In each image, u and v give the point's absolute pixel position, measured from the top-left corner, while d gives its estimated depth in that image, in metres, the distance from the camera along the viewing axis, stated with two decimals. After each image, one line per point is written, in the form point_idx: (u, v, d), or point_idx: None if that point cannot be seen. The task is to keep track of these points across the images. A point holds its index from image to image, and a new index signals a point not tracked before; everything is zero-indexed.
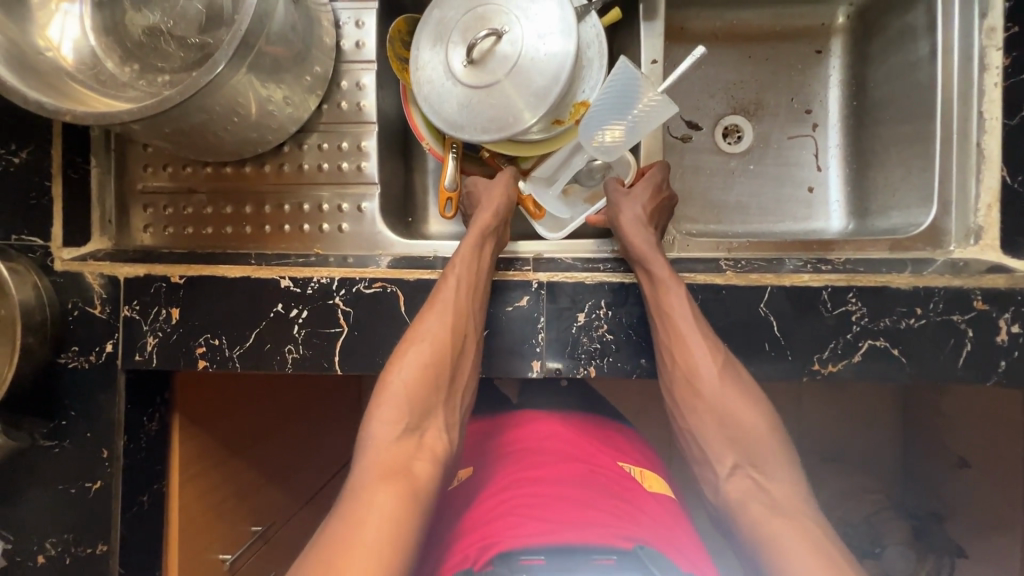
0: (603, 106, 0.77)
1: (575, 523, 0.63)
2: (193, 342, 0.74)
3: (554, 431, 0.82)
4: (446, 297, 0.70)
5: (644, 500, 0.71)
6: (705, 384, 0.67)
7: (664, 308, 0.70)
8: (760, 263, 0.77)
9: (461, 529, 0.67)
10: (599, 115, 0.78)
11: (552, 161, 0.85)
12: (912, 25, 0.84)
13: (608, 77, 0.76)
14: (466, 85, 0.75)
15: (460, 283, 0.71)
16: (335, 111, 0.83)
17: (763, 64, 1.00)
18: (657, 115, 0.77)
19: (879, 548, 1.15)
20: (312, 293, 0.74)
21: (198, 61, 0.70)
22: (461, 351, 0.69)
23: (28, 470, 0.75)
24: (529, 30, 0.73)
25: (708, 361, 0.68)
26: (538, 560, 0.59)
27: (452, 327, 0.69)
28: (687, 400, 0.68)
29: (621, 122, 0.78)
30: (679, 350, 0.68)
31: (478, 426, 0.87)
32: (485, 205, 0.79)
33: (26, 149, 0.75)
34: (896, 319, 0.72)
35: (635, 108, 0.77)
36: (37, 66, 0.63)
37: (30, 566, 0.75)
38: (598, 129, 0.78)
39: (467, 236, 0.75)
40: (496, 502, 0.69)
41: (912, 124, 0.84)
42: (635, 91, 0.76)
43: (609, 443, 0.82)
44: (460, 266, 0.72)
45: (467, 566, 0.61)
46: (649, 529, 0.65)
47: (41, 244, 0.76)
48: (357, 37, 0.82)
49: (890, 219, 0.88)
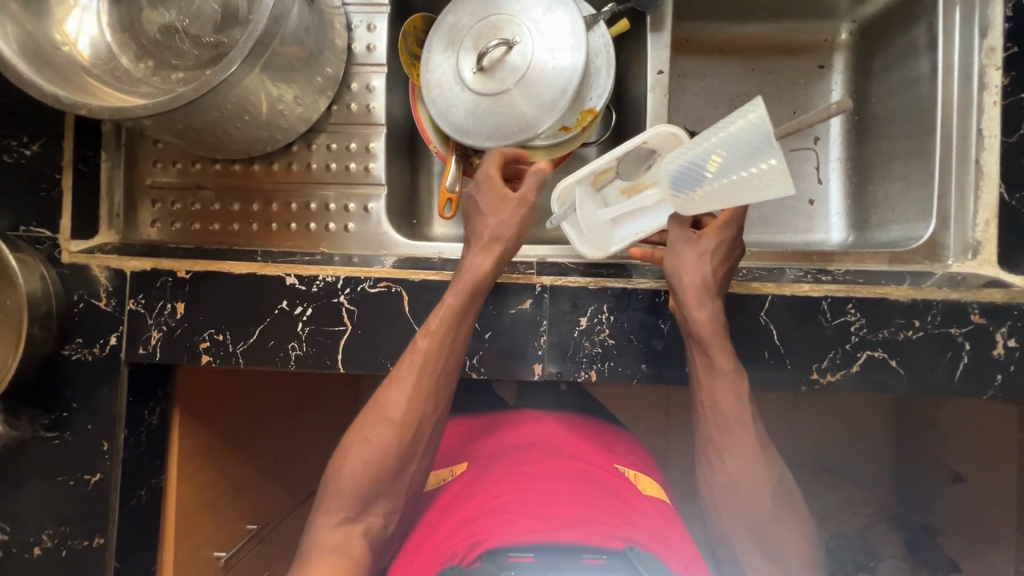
0: (700, 157, 0.65)
1: (565, 521, 0.64)
2: (198, 337, 0.75)
3: (549, 431, 0.83)
4: (406, 375, 0.70)
5: (639, 500, 0.72)
6: (750, 489, 0.66)
7: (716, 402, 0.69)
8: (761, 272, 0.78)
9: (449, 524, 0.69)
10: (694, 170, 0.66)
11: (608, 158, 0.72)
12: (913, 43, 0.86)
13: (731, 119, 0.62)
14: (475, 92, 0.76)
15: (416, 362, 0.70)
16: (344, 112, 0.84)
17: (767, 77, 1.01)
18: (768, 187, 0.60)
19: (874, 561, 1.14)
20: (317, 291, 0.74)
21: (212, 59, 0.71)
22: (417, 436, 0.69)
23: (26, 462, 0.75)
24: (540, 43, 0.74)
25: (755, 466, 0.67)
26: (527, 557, 0.60)
27: (409, 407, 0.69)
28: (727, 498, 0.67)
29: (718, 183, 0.64)
30: (730, 451, 0.68)
31: (475, 423, 0.88)
32: (478, 251, 0.72)
33: (38, 142, 0.76)
34: (894, 330, 0.72)
35: (741, 169, 0.62)
36: (53, 59, 0.64)
37: (25, 558, 0.74)
38: (691, 181, 0.67)
39: (449, 296, 0.71)
40: (485, 497, 0.70)
41: (912, 139, 0.85)
42: (746, 146, 0.61)
43: (602, 443, 0.83)
44: (427, 341, 0.70)
45: (456, 562, 0.62)
46: (643, 530, 0.66)
47: (49, 236, 0.76)
48: (368, 40, 0.83)
49: (889, 233, 0.89)
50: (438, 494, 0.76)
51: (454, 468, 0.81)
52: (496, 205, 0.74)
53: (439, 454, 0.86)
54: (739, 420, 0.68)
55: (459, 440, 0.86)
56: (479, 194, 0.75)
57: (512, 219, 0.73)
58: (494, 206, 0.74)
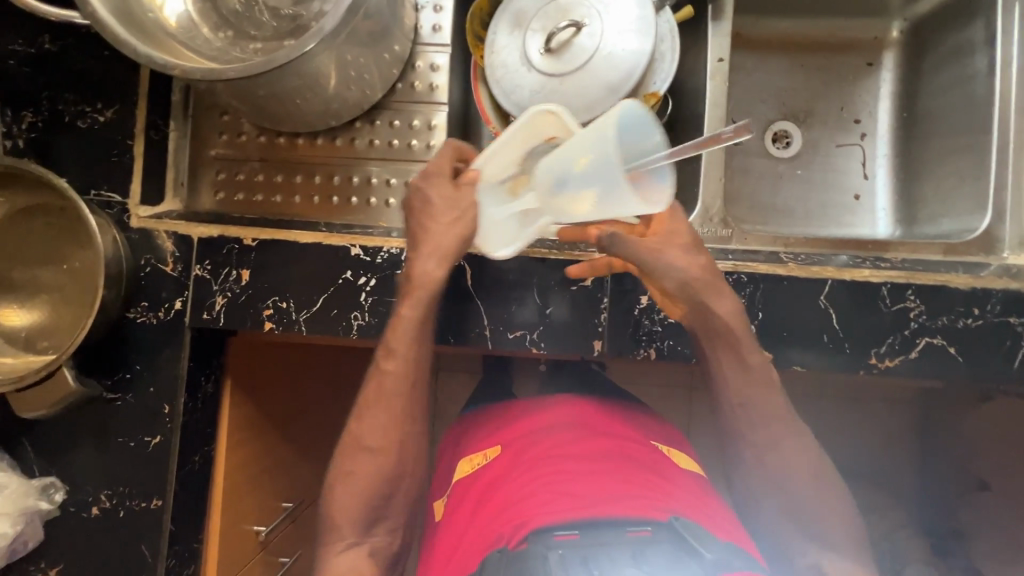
0: (566, 160, 0.56)
1: (606, 496, 0.64)
2: (262, 304, 0.76)
3: (580, 410, 0.81)
4: (382, 403, 0.68)
5: (676, 474, 0.72)
6: (789, 454, 0.67)
7: (729, 386, 0.69)
8: (817, 257, 0.78)
9: (489, 508, 0.68)
10: (563, 176, 0.57)
11: (497, 147, 0.63)
12: (969, 40, 0.87)
13: (601, 118, 0.52)
14: (542, 72, 0.77)
15: (392, 386, 0.68)
16: (408, 90, 0.85)
17: (815, 73, 1.03)
18: (624, 209, 0.53)
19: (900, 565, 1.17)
20: (382, 262, 0.75)
21: (290, 31, 0.72)
22: (402, 454, 0.68)
23: (87, 422, 0.76)
24: (608, 25, 0.76)
25: (788, 435, 0.68)
26: (573, 535, 0.60)
27: (389, 434, 0.67)
28: (762, 473, 0.67)
29: (582, 196, 0.56)
30: (768, 424, 0.68)
31: (504, 409, 0.88)
32: (430, 253, 0.67)
33: (111, 109, 0.77)
34: (954, 318, 0.73)
35: (597, 184, 0.53)
36: (143, 23, 0.66)
37: (83, 517, 0.75)
38: (559, 190, 0.58)
39: (405, 310, 0.68)
40: (520, 479, 0.70)
41: (967, 135, 0.87)
42: (606, 174, 0.51)
43: (630, 422, 0.82)
44: (393, 364, 0.68)
45: (503, 544, 0.62)
46: (682, 501, 0.67)
47: (118, 200, 0.78)
48: (434, 21, 0.85)
49: (940, 226, 0.90)
50: (475, 479, 0.76)
51: (486, 452, 0.80)
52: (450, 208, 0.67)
53: (472, 441, 0.85)
54: (768, 391, 0.69)
55: (487, 425, 0.86)
56: (428, 187, 0.68)
57: (461, 208, 0.66)
58: (445, 198, 0.66)
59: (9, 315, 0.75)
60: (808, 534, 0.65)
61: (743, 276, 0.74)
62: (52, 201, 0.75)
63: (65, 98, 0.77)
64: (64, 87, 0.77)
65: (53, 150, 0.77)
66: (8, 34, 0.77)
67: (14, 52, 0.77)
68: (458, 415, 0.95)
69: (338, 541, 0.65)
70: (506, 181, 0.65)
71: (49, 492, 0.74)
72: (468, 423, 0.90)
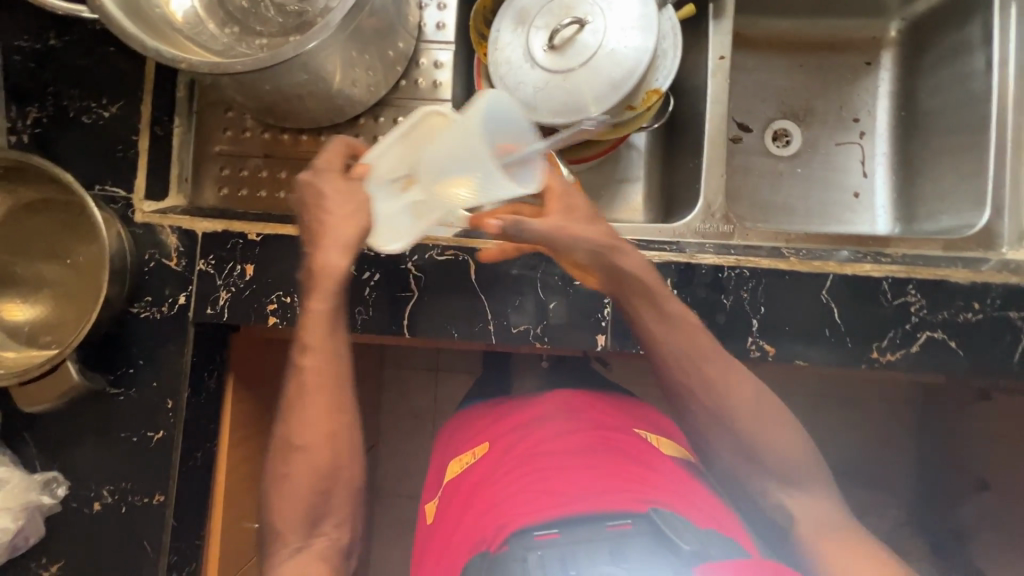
0: (440, 152, 0.63)
1: (586, 492, 0.65)
2: (266, 299, 0.76)
3: (564, 400, 0.81)
4: (308, 400, 0.65)
5: (661, 460, 0.73)
6: (733, 402, 0.68)
7: (665, 345, 0.70)
8: (818, 252, 0.79)
9: (473, 507, 0.69)
10: (438, 168, 0.63)
11: (389, 141, 0.65)
12: (966, 39, 0.88)
13: (470, 109, 0.62)
14: (545, 69, 0.78)
15: (315, 381, 0.66)
16: (412, 87, 0.86)
17: (814, 73, 1.04)
18: (504, 182, 0.62)
19: None
20: (385, 257, 0.77)
21: (295, 27, 0.73)
22: (338, 449, 0.66)
23: (90, 418, 0.75)
24: (611, 22, 0.77)
25: (733, 386, 0.69)
26: (553, 534, 0.61)
27: (319, 430, 0.65)
28: (720, 425, 0.69)
29: (461, 180, 0.63)
30: (710, 381, 0.69)
31: (492, 407, 0.87)
32: (329, 243, 0.65)
33: (117, 104, 0.78)
34: (954, 312, 0.73)
35: (477, 165, 0.62)
36: (150, 18, 0.66)
37: (85, 513, 0.75)
38: (438, 181, 0.64)
39: (315, 303, 0.66)
40: (503, 478, 0.70)
41: (965, 133, 0.88)
42: (482, 153, 0.61)
43: (615, 408, 0.82)
44: (312, 358, 0.66)
45: (484, 547, 0.63)
46: (666, 489, 0.67)
47: (123, 196, 0.78)
48: (438, 19, 0.86)
49: (939, 223, 0.91)
50: (465, 475, 0.76)
51: (475, 450, 0.80)
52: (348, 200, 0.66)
53: (463, 439, 0.85)
54: (712, 350, 0.69)
55: (476, 424, 0.86)
56: (318, 181, 0.67)
57: (358, 198, 0.66)
58: (336, 190, 0.65)
59: (12, 310, 0.75)
60: (783, 482, 0.67)
61: (746, 271, 0.75)
62: (56, 195, 0.75)
63: (70, 94, 0.77)
64: (69, 82, 0.77)
65: (58, 145, 0.77)
66: (14, 30, 0.77)
67: (19, 48, 0.77)
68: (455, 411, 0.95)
69: (284, 551, 0.62)
70: (395, 179, 0.66)
71: (51, 488, 0.74)
72: (456, 422, 0.90)
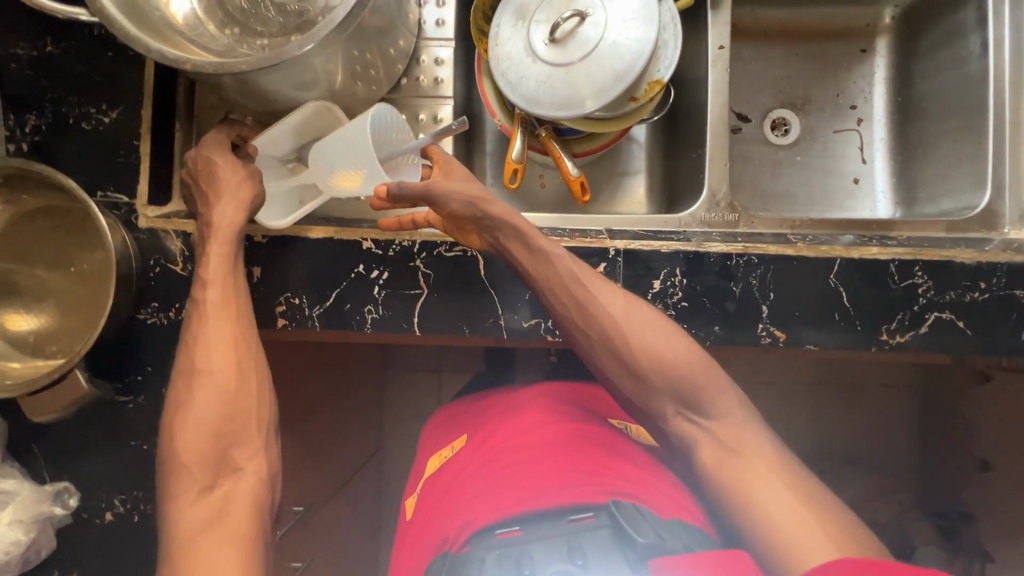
0: (335, 142, 0.73)
1: (549, 487, 0.64)
2: (274, 301, 0.76)
3: (534, 394, 0.83)
4: (209, 330, 0.68)
5: (628, 452, 0.73)
6: (617, 322, 0.69)
7: (548, 277, 0.70)
8: (825, 238, 0.79)
9: (439, 508, 0.70)
10: (331, 155, 0.74)
11: (278, 130, 0.76)
12: (961, 23, 0.89)
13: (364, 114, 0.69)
14: (547, 63, 0.78)
15: (216, 314, 0.68)
16: (413, 85, 0.86)
17: (810, 61, 1.05)
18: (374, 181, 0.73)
19: (910, 548, 1.19)
20: (393, 255, 0.76)
21: (296, 27, 0.72)
22: (243, 377, 0.67)
23: (98, 427, 0.74)
24: (612, 14, 0.77)
25: (616, 305, 0.70)
26: (514, 532, 0.60)
27: (223, 355, 0.67)
28: (606, 346, 0.70)
29: (347, 170, 0.74)
30: (590, 306, 0.70)
31: (472, 404, 0.90)
32: (226, 200, 0.71)
33: (116, 109, 0.77)
34: (961, 292, 0.74)
35: (359, 163, 0.72)
36: (151, 21, 0.66)
37: (97, 523, 0.74)
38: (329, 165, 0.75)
39: (213, 247, 0.70)
40: (468, 480, 0.71)
41: (962, 116, 0.89)
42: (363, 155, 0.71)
43: (575, 400, 0.83)
44: (212, 292, 0.69)
45: (447, 548, 0.63)
46: (630, 480, 0.67)
47: (126, 201, 0.77)
48: (438, 16, 0.86)
49: (940, 206, 0.92)
50: (441, 470, 0.78)
51: (454, 445, 0.82)
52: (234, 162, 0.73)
53: (446, 434, 0.88)
54: (604, 286, 0.71)
55: (462, 418, 0.89)
56: (210, 153, 0.73)
57: (246, 168, 0.73)
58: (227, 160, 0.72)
59: (15, 320, 0.74)
60: (692, 408, 0.69)
61: (753, 258, 0.75)
62: (60, 202, 0.74)
63: (69, 101, 0.76)
64: (68, 89, 0.76)
65: (59, 152, 0.76)
66: (10, 38, 0.76)
67: (15, 55, 0.76)
68: (445, 403, 0.98)
69: (191, 485, 0.62)
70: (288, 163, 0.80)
71: (62, 498, 0.73)
72: (445, 415, 0.94)
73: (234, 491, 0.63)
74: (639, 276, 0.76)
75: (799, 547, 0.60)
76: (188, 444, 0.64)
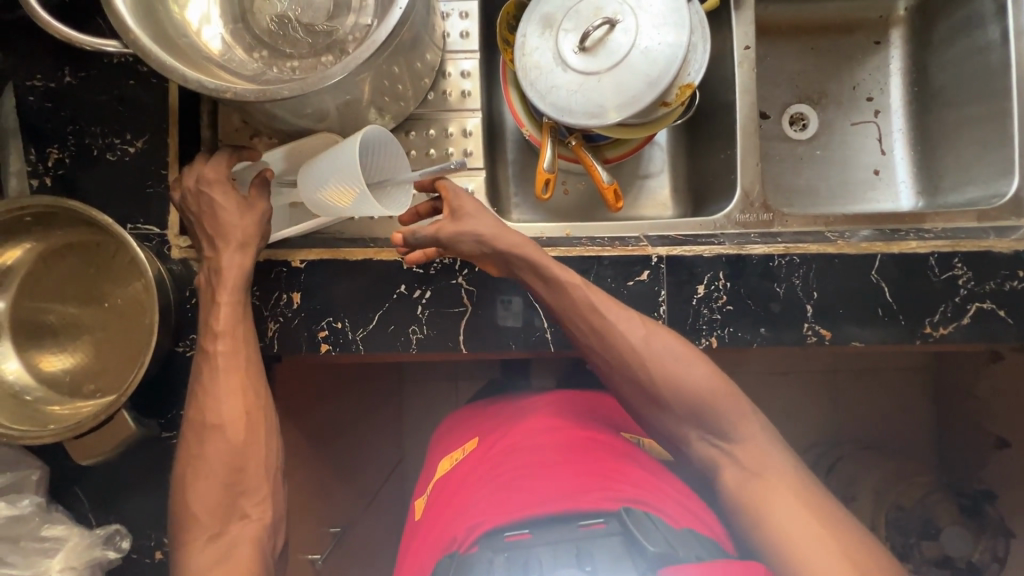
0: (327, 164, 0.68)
1: (559, 493, 0.64)
2: (316, 327, 0.75)
3: (545, 401, 0.82)
4: (219, 384, 0.65)
5: (639, 459, 0.72)
6: (630, 347, 0.69)
7: (564, 300, 0.70)
8: (863, 234, 0.80)
9: (446, 512, 0.69)
10: (321, 177, 0.69)
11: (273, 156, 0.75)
12: (977, 11, 0.90)
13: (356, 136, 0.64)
14: (577, 71, 0.77)
15: (228, 365, 0.66)
16: (440, 99, 0.85)
17: (825, 54, 1.05)
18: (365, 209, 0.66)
19: (935, 530, 1.21)
20: (434, 273, 0.75)
21: (326, 46, 0.71)
22: (252, 432, 0.65)
23: (144, 465, 0.73)
24: (640, 21, 0.76)
25: (632, 330, 0.69)
26: (522, 535, 0.60)
27: (235, 408, 0.65)
28: (621, 369, 0.70)
29: (335, 194, 0.68)
30: (595, 318, 0.69)
31: (480, 411, 0.90)
32: (237, 248, 0.68)
33: (141, 139, 0.75)
34: (1001, 281, 0.75)
35: (346, 186, 0.66)
36: (183, 51, 0.64)
37: (147, 563, 0.73)
38: (319, 188, 0.69)
39: (223, 297, 0.67)
40: (476, 486, 0.70)
41: (983, 104, 0.90)
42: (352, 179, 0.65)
43: (585, 408, 0.81)
44: (222, 343, 0.67)
45: (454, 550, 0.62)
46: (639, 485, 0.66)
47: (157, 232, 0.75)
48: (462, 27, 0.85)
49: (965, 194, 0.93)
50: (450, 474, 0.77)
51: (465, 447, 0.82)
52: (235, 201, 0.69)
53: (456, 440, 0.86)
54: (621, 313, 0.70)
55: (468, 423, 0.89)
56: (212, 191, 0.68)
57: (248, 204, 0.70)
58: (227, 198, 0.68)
59: (47, 361, 0.72)
60: (719, 436, 0.68)
61: (795, 257, 0.75)
62: (89, 237, 0.73)
63: (92, 132, 0.75)
64: (90, 120, 0.75)
65: (85, 184, 0.74)
66: (27, 70, 0.74)
67: (32, 88, 0.74)
68: (454, 410, 0.97)
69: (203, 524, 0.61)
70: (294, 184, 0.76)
71: (114, 541, 0.72)
72: (454, 419, 0.93)
73: (239, 537, 0.62)
74: (684, 282, 0.75)
75: (805, 564, 0.59)
76: (204, 468, 0.63)
